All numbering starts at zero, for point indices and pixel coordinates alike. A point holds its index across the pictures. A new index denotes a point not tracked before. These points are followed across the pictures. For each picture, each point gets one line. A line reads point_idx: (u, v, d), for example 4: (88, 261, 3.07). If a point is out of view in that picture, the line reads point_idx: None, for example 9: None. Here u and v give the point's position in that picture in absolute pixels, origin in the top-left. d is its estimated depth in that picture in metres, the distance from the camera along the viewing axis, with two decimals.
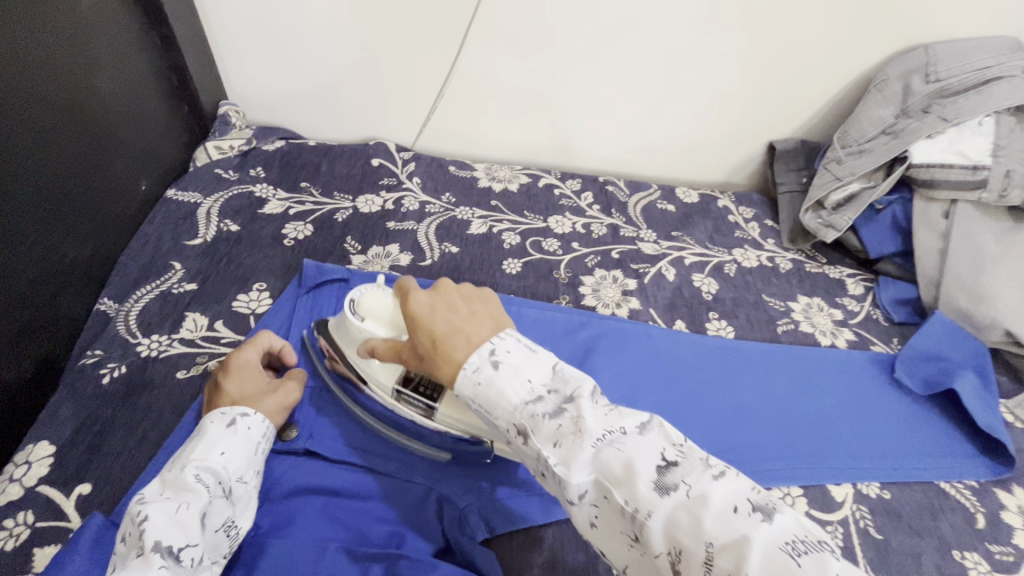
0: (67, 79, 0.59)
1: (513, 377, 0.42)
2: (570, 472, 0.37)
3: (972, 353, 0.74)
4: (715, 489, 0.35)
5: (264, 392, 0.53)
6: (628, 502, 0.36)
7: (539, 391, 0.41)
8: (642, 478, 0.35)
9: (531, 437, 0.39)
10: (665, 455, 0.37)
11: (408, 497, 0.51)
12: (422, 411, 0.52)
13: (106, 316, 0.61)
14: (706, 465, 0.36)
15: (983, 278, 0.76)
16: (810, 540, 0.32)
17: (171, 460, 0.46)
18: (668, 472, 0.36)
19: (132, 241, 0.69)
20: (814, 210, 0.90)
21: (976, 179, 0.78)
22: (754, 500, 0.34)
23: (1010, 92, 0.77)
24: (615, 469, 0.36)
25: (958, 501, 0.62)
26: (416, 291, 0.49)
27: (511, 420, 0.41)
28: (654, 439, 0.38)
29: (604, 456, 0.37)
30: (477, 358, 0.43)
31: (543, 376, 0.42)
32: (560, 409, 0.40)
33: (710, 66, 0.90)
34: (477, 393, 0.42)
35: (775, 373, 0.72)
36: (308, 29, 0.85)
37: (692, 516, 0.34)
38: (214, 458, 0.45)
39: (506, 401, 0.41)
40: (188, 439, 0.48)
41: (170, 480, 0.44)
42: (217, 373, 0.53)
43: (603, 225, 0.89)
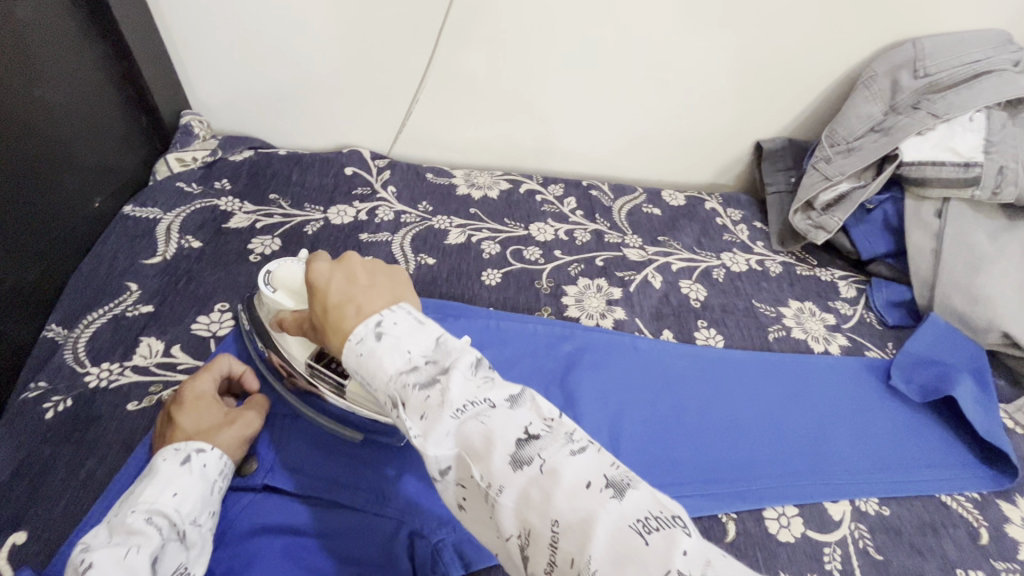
0: (5, 91, 0.55)
1: (393, 349, 0.38)
2: (431, 445, 0.34)
3: (969, 358, 0.72)
4: (571, 465, 0.31)
5: (222, 425, 0.49)
6: (482, 478, 0.32)
7: (415, 360, 0.37)
8: (498, 451, 0.32)
9: (400, 408, 0.36)
10: (528, 428, 0.33)
11: (376, 534, 0.48)
12: (335, 388, 0.51)
13: (53, 343, 0.57)
14: (568, 439, 0.33)
15: (978, 279, 0.74)
16: (663, 515, 0.29)
17: (121, 501, 0.42)
18: (528, 445, 0.32)
19: (84, 261, 0.65)
20: (803, 211, 0.87)
21: (968, 177, 0.75)
22: (610, 474, 0.31)
23: (999, 86, 0.76)
24: (474, 442, 0.33)
25: (960, 515, 0.60)
26: (319, 263, 0.45)
27: (385, 393, 0.37)
28: (521, 413, 0.34)
29: (466, 428, 0.34)
30: (362, 330, 0.39)
31: (426, 347, 0.38)
32: (433, 380, 0.36)
33: (692, 65, 0.87)
34: (359, 364, 0.39)
35: (767, 384, 0.69)
36: (275, 31, 0.82)
37: (543, 492, 0.30)
38: (165, 500, 0.42)
39: (381, 374, 0.37)
40: (138, 481, 0.44)
41: (118, 525, 0.40)
42: (168, 406, 0.49)
43: (587, 231, 0.86)
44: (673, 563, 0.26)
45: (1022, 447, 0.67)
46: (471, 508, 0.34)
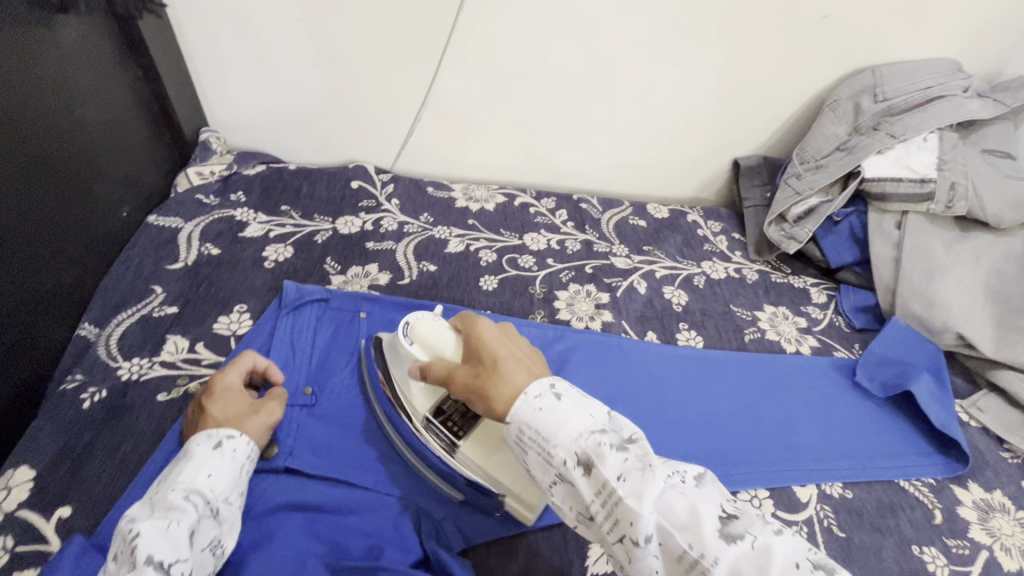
0: (50, 110, 0.60)
1: (575, 410, 0.44)
2: (640, 506, 0.38)
3: (928, 357, 0.78)
4: (778, 543, 0.38)
5: (249, 412, 0.54)
6: (693, 547, 0.37)
7: (603, 427, 0.43)
8: (710, 526, 0.38)
9: (596, 468, 0.41)
10: (727, 508, 0.40)
11: (387, 511, 0.53)
12: (448, 446, 0.53)
13: (86, 340, 0.62)
14: (764, 520, 0.39)
15: (935, 285, 0.81)
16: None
17: (157, 482, 0.47)
18: (731, 522, 0.39)
19: (113, 266, 0.70)
20: (777, 223, 0.94)
21: (924, 191, 0.83)
22: (813, 559, 0.37)
23: (950, 110, 0.84)
24: (682, 513, 0.39)
25: (917, 498, 0.65)
26: (488, 325, 0.52)
27: (574, 448, 0.42)
28: (711, 492, 0.41)
29: (669, 497, 0.39)
30: (541, 389, 0.46)
31: (601, 419, 0.45)
32: (624, 447, 0.42)
33: (674, 89, 0.95)
34: (535, 419, 0.45)
35: (742, 380, 0.75)
36: (288, 55, 0.88)
37: (757, 565, 0.37)
38: (202, 480, 0.46)
39: (569, 430, 0.43)
40: (174, 463, 0.48)
41: (157, 501, 0.45)
42: (201, 396, 0.54)
43: (577, 241, 0.92)
44: None
45: (975, 438, 0.73)
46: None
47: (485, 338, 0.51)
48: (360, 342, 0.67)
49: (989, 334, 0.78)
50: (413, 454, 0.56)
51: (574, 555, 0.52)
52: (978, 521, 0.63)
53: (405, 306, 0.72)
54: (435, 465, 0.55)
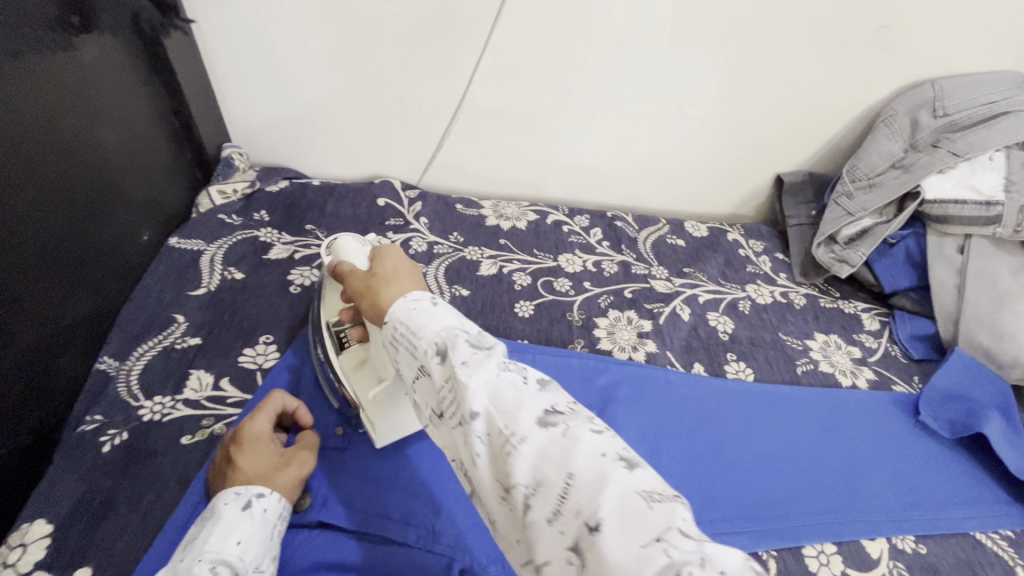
0: (72, 134, 0.57)
1: (449, 313, 0.41)
2: (472, 386, 0.35)
3: (997, 393, 0.73)
4: (591, 437, 0.34)
5: (280, 466, 0.50)
6: (506, 428, 0.34)
7: (467, 328, 0.40)
8: (529, 412, 0.35)
9: (447, 357, 0.37)
10: (555, 404, 0.36)
11: (428, 571, 0.49)
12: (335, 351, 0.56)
13: (105, 376, 0.58)
14: (587, 420, 0.36)
15: (1002, 315, 0.76)
16: (665, 494, 0.32)
17: (182, 548, 0.43)
18: (554, 414, 0.35)
19: (133, 293, 0.67)
20: (826, 244, 0.89)
21: (990, 215, 0.77)
22: (623, 452, 0.34)
23: (1019, 127, 0.77)
24: (507, 398, 0.35)
25: (997, 554, 0.60)
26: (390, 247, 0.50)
27: (430, 341, 0.39)
28: (551, 393, 0.37)
29: (500, 384, 0.36)
30: (422, 296, 0.43)
31: (470, 325, 0.41)
32: (483, 346, 0.38)
33: (717, 102, 0.90)
34: (409, 316, 0.41)
35: (797, 417, 0.70)
36: (314, 67, 0.84)
37: (562, 451, 0.33)
38: (230, 548, 0.42)
39: (434, 325, 0.40)
40: (199, 526, 0.44)
41: (178, 573, 0.40)
42: (228, 447, 0.50)
43: (614, 262, 0.87)
44: (676, 524, 0.29)
45: None
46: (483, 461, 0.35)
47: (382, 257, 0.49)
48: None
49: None
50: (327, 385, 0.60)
51: None
52: None
53: None
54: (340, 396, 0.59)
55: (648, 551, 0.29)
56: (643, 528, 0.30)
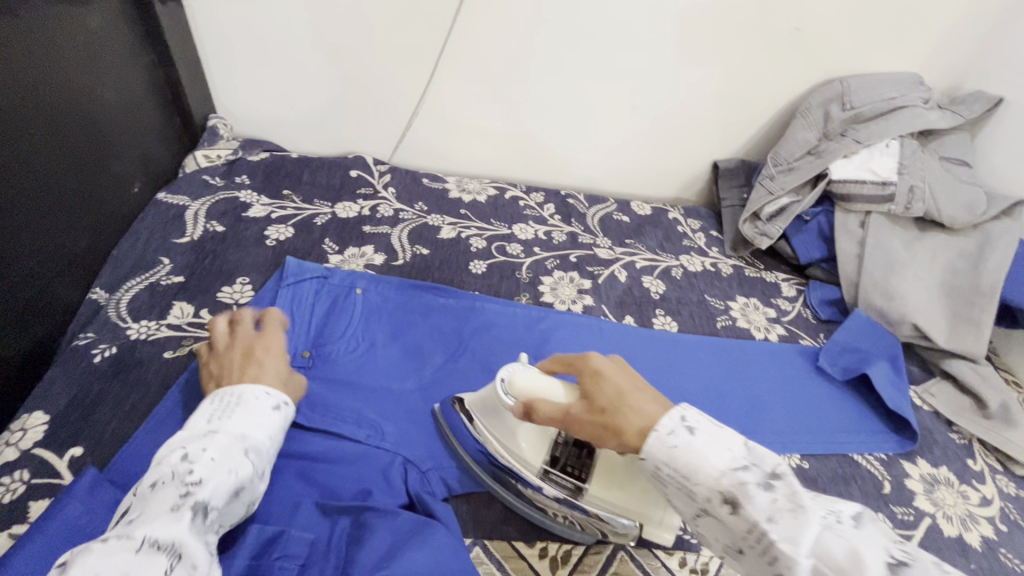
0: (76, 87, 0.65)
1: (713, 445, 0.43)
2: (796, 551, 0.38)
3: (886, 345, 0.84)
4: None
5: (283, 382, 0.57)
6: None
7: (739, 460, 0.42)
8: (874, 566, 0.36)
9: (741, 507, 0.41)
10: (892, 551, 0.38)
11: (375, 461, 0.57)
12: (571, 491, 0.53)
13: (97, 303, 0.66)
14: (939, 568, 0.37)
15: (893, 279, 0.87)
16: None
17: (208, 417, 0.49)
18: (901, 569, 0.37)
19: (124, 238, 0.75)
20: (751, 221, 0.99)
21: (885, 193, 0.89)
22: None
23: (911, 119, 0.90)
24: (838, 555, 0.37)
25: (868, 470, 0.71)
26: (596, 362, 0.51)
27: (713, 488, 0.42)
28: (873, 534, 0.39)
29: (826, 539, 0.38)
30: (672, 423, 0.45)
31: (738, 451, 0.44)
32: (771, 484, 0.41)
33: (656, 93, 1.00)
34: (673, 456, 0.44)
35: (712, 362, 0.81)
36: (294, 50, 0.93)
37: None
38: (263, 438, 0.50)
39: (710, 466, 0.42)
40: (225, 407, 0.50)
41: (214, 442, 0.47)
42: (250, 350, 0.57)
43: (563, 232, 0.97)
44: None
45: (926, 420, 0.79)
46: None
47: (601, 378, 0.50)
48: (354, 314, 0.72)
49: (943, 326, 0.84)
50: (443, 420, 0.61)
51: None
52: (924, 492, 0.69)
53: (399, 285, 0.77)
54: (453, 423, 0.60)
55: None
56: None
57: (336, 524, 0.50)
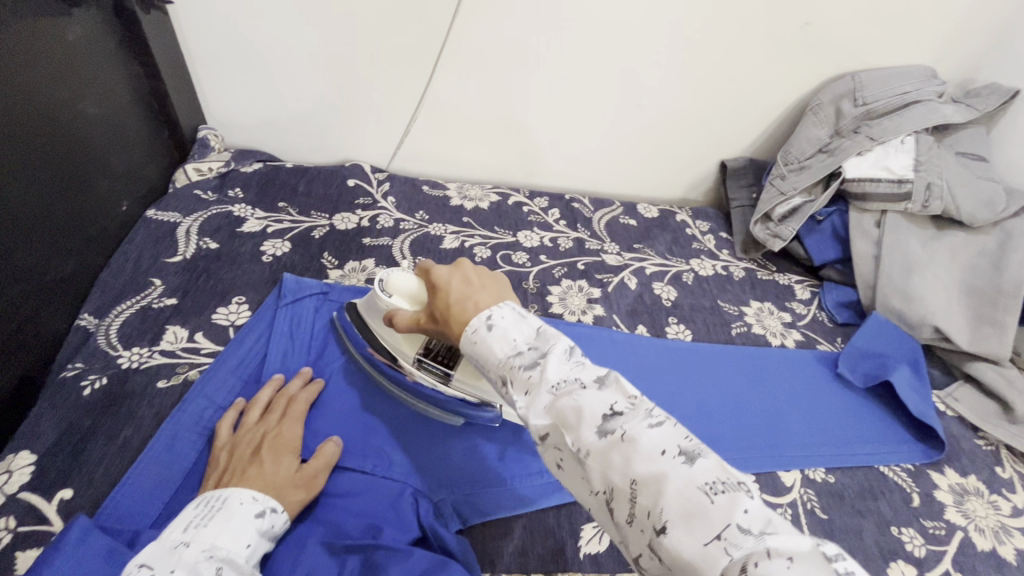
0: (55, 103, 0.62)
1: (501, 337, 0.43)
2: (529, 414, 0.40)
3: (908, 350, 0.81)
4: (649, 435, 0.36)
5: (291, 482, 0.51)
6: (574, 445, 0.38)
7: (518, 345, 0.42)
8: (588, 423, 0.37)
9: (507, 386, 0.42)
10: (614, 406, 0.38)
11: (384, 493, 0.55)
12: (442, 378, 0.59)
13: (86, 331, 0.63)
14: (646, 414, 0.37)
15: (912, 280, 0.84)
16: (729, 482, 0.33)
17: (173, 525, 0.45)
18: (611, 420, 0.37)
19: (112, 259, 0.71)
20: (762, 222, 0.96)
21: (902, 191, 0.86)
22: (685, 446, 0.35)
23: (926, 114, 0.88)
24: (568, 415, 0.38)
25: (896, 482, 0.68)
26: (438, 266, 0.51)
27: (496, 373, 0.43)
28: (609, 393, 0.39)
29: (558, 404, 0.39)
30: (476, 320, 0.44)
31: (528, 335, 0.43)
32: (535, 363, 0.41)
33: (662, 92, 0.97)
34: (473, 348, 0.44)
35: (728, 372, 0.78)
36: (285, 56, 0.89)
37: (624, 457, 0.35)
38: (240, 550, 0.44)
39: (493, 356, 0.42)
40: (208, 512, 0.46)
41: (182, 558, 0.42)
42: (263, 444, 0.54)
43: (569, 239, 0.94)
44: (733, 518, 0.31)
45: (952, 426, 0.76)
46: (567, 467, 0.40)
47: (436, 280, 0.50)
48: None
49: (965, 328, 0.81)
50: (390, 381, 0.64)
51: (567, 541, 0.54)
52: (954, 504, 0.66)
53: None
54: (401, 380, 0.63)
55: (710, 549, 0.31)
56: (706, 525, 0.31)
57: (345, 565, 0.48)
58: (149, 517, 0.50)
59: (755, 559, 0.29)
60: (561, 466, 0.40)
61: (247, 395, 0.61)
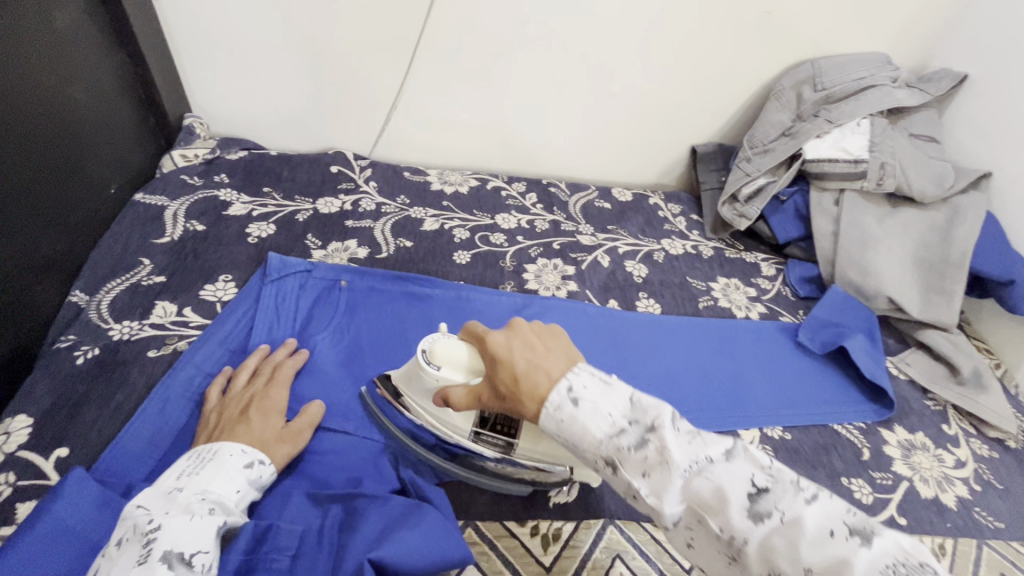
0: (45, 88, 0.65)
1: (594, 412, 0.43)
2: (661, 503, 0.40)
3: (863, 319, 0.86)
4: (810, 514, 0.37)
5: (277, 438, 0.55)
6: (724, 529, 0.39)
7: (620, 422, 0.43)
8: (736, 507, 0.38)
9: (619, 469, 0.42)
10: (756, 482, 0.39)
11: (365, 450, 0.58)
12: (503, 448, 0.55)
13: (78, 306, 0.66)
14: (796, 488, 0.38)
15: (867, 254, 0.89)
16: (908, 563, 0.34)
17: (167, 473, 0.49)
18: (762, 499, 0.38)
19: (102, 240, 0.74)
20: (729, 203, 1.01)
21: (858, 170, 0.91)
22: (851, 523, 0.36)
23: (880, 98, 0.93)
24: (707, 498, 0.39)
25: (848, 439, 0.73)
26: (496, 336, 0.51)
27: (597, 453, 0.43)
28: (741, 465, 0.40)
29: (694, 485, 0.40)
30: (557, 396, 0.44)
31: (622, 408, 0.43)
32: (644, 440, 0.41)
33: (633, 81, 1.01)
34: (560, 427, 0.44)
35: (695, 342, 0.82)
36: (267, 46, 0.92)
37: (789, 542, 0.36)
38: (230, 495, 0.48)
39: (591, 436, 0.43)
40: (199, 462, 0.50)
41: (176, 501, 0.45)
42: (250, 404, 0.57)
43: (545, 221, 0.98)
44: None
45: (902, 389, 0.81)
46: (703, 544, 0.41)
47: (496, 351, 0.49)
48: (341, 306, 0.73)
49: (916, 299, 0.87)
50: (413, 440, 0.59)
51: (537, 492, 0.58)
52: (902, 458, 0.71)
53: (385, 277, 0.78)
54: (424, 438, 0.58)
55: None
56: None
57: (328, 512, 0.51)
58: (142, 471, 0.53)
59: None
60: (694, 543, 0.41)
61: (234, 364, 0.64)
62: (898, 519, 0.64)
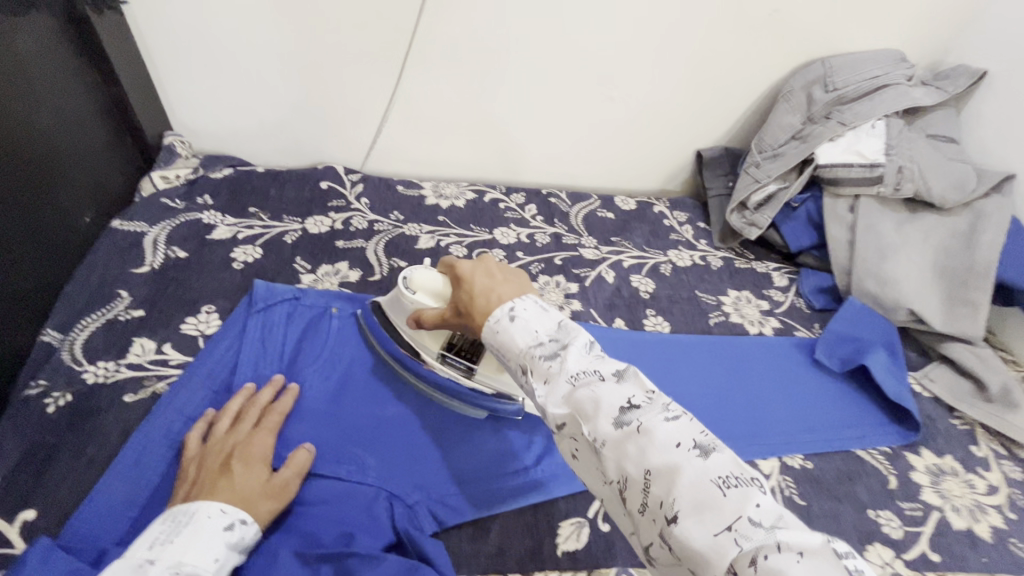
0: (9, 114, 0.60)
1: (523, 327, 0.46)
2: (550, 400, 0.43)
3: (884, 333, 0.81)
4: (665, 430, 0.38)
5: (260, 493, 0.50)
6: (591, 435, 0.40)
7: (541, 336, 0.46)
8: (605, 415, 0.40)
9: (529, 373, 0.45)
10: (632, 399, 0.40)
11: (358, 499, 0.54)
12: (465, 372, 0.61)
13: (50, 346, 0.62)
14: (663, 408, 0.40)
15: (886, 264, 0.84)
16: (742, 477, 0.36)
17: (138, 541, 0.45)
18: (630, 413, 0.40)
19: (77, 272, 0.70)
20: (738, 210, 0.96)
21: (874, 175, 0.86)
22: (699, 440, 0.38)
23: (896, 98, 0.88)
24: (585, 406, 0.41)
25: (873, 466, 0.69)
26: (464, 263, 0.55)
27: (518, 361, 0.46)
28: (627, 387, 0.41)
29: (577, 395, 0.41)
30: (499, 311, 0.48)
31: (549, 328, 0.46)
32: (555, 354, 0.44)
33: (635, 84, 0.97)
34: (496, 337, 0.48)
35: (706, 362, 0.78)
36: (250, 58, 0.88)
37: (640, 449, 0.38)
38: (207, 565, 0.44)
39: (515, 345, 0.46)
40: (174, 527, 0.45)
41: None
42: (232, 454, 0.53)
43: (546, 234, 0.94)
44: (746, 511, 0.34)
45: (927, 408, 0.77)
46: (582, 456, 0.42)
47: (460, 274, 0.54)
48: (332, 336, 0.69)
49: (938, 310, 0.82)
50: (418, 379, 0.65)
51: (545, 538, 0.54)
52: (931, 485, 0.67)
53: None
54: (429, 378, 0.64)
55: (720, 539, 0.33)
56: (716, 516, 0.34)
57: (318, 574, 0.47)
58: (116, 533, 0.49)
59: (765, 550, 0.32)
60: (577, 455, 0.43)
61: (218, 406, 0.60)
62: (930, 555, 0.60)
